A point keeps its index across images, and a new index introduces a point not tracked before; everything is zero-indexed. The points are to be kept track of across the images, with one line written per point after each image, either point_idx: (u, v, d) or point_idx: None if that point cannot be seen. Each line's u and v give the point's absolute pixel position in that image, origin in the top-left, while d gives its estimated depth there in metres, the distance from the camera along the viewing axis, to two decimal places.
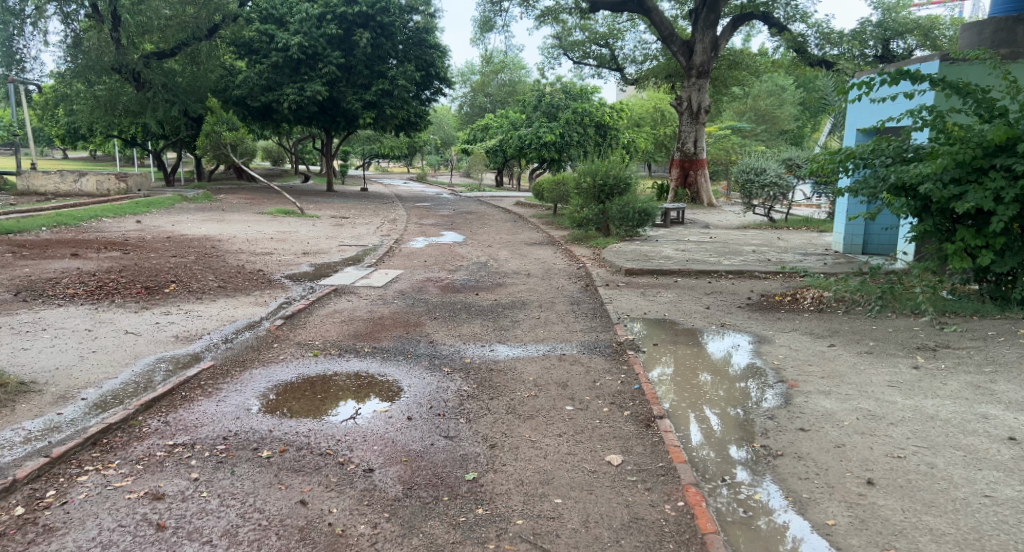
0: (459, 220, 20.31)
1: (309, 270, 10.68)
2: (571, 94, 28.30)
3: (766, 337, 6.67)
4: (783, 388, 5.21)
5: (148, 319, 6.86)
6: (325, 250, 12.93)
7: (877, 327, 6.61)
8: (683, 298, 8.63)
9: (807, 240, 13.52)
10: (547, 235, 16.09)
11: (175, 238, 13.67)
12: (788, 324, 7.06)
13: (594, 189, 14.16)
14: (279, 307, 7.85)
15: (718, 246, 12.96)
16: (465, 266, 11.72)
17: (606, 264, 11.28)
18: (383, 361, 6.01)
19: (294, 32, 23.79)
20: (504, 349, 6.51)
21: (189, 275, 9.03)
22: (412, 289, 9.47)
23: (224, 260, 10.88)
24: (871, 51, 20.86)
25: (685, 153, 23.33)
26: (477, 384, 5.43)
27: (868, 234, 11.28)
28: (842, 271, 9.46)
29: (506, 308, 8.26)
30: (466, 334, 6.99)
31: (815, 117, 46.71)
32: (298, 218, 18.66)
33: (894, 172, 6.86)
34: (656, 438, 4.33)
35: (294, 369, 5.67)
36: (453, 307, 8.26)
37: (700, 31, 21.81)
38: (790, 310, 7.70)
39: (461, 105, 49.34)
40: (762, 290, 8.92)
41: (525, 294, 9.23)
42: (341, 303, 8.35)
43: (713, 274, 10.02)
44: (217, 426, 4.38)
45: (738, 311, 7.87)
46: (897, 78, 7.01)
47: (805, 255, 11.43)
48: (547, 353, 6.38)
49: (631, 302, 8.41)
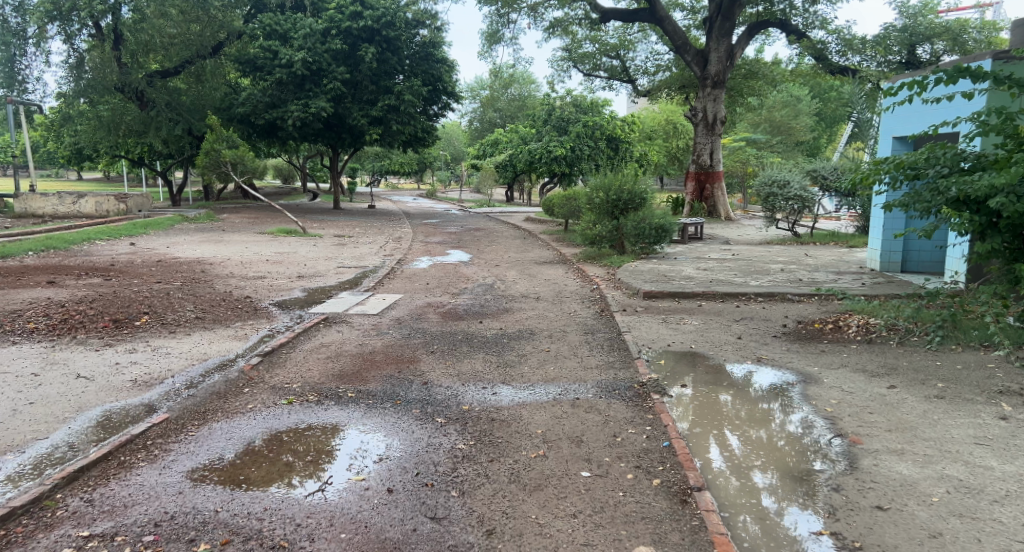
0: (466, 238, 19.57)
1: (302, 295, 9.93)
2: (581, 107, 27.58)
3: (813, 375, 5.76)
4: (845, 445, 4.32)
5: (106, 359, 6.07)
6: (321, 273, 12.17)
7: (942, 363, 5.70)
8: (709, 326, 7.75)
9: (837, 256, 12.60)
10: (557, 253, 15.27)
11: (166, 261, 12.99)
12: (834, 360, 6.17)
13: (607, 205, 13.33)
14: (259, 342, 7.06)
15: (742, 264, 12.10)
16: (470, 289, 10.94)
17: (622, 285, 10.44)
18: (367, 411, 5.14)
19: (297, 48, 23.28)
20: (508, 392, 5.63)
21: (167, 302, 8.24)
22: (410, 316, 8.67)
23: (212, 286, 10.15)
24: (896, 57, 19.77)
25: (700, 166, 22.49)
26: (473, 440, 4.58)
27: (907, 249, 10.39)
28: (885, 293, 8.57)
29: (513, 338, 7.42)
30: (466, 373, 6.15)
31: (831, 128, 45.84)
32: (299, 238, 17.97)
33: (955, 184, 6.00)
34: (697, 522, 3.50)
35: (261, 422, 4.85)
36: (454, 339, 7.43)
37: (715, 40, 21.00)
38: (833, 341, 6.81)
39: (470, 120, 48.78)
40: (799, 315, 8.04)
41: (533, 321, 8.40)
42: (330, 335, 7.56)
43: (740, 296, 9.13)
44: (151, 505, 3.57)
45: (774, 341, 6.99)
46: (955, 76, 6.14)
47: (838, 273, 10.54)
48: (559, 397, 5.50)
49: (652, 331, 7.53)
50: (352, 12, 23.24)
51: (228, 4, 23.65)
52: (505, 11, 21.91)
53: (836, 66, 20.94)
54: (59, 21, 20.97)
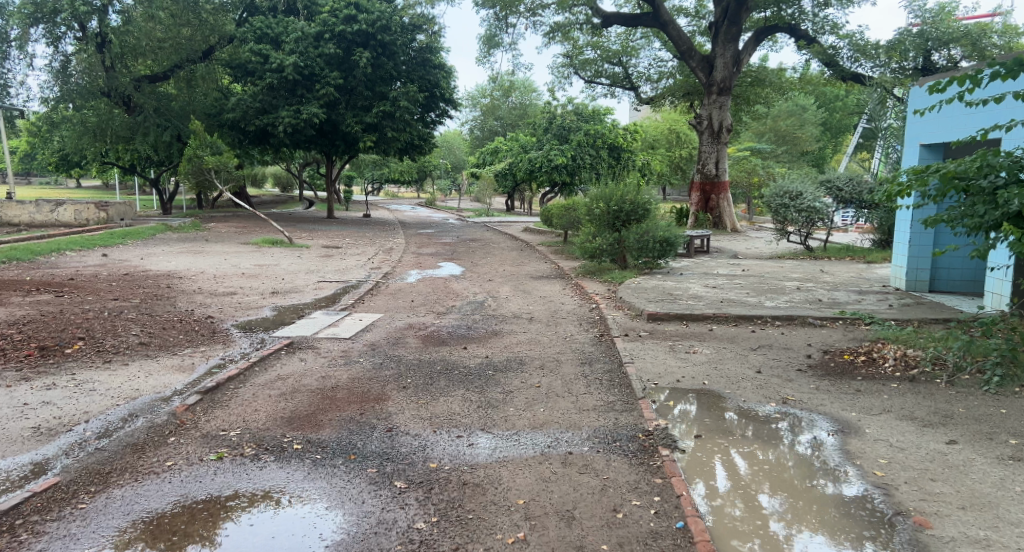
0: (460, 249, 18.63)
1: (271, 315, 9.01)
2: (582, 115, 26.74)
3: (853, 424, 4.84)
4: (909, 531, 3.44)
5: (13, 399, 5.12)
6: (299, 288, 11.25)
7: (1008, 412, 4.77)
8: (724, 356, 6.80)
9: (856, 273, 11.68)
10: (555, 267, 14.30)
11: (133, 274, 12.08)
12: (874, 404, 5.22)
13: (608, 216, 12.38)
14: (205, 374, 6.10)
15: (754, 281, 11.18)
16: (458, 307, 10.02)
17: (623, 304, 9.53)
18: (313, 470, 4.22)
19: (289, 52, 22.52)
20: (485, 443, 4.69)
21: (110, 325, 7.29)
22: (387, 341, 7.74)
23: (173, 305, 9.23)
24: (912, 64, 18.96)
25: (705, 176, 21.61)
26: (437, 516, 3.69)
27: (934, 266, 9.51)
28: (919, 319, 7.65)
29: (498, 371, 6.46)
30: (439, 416, 5.22)
31: (837, 137, 44.92)
32: (284, 250, 17.06)
33: (1017, 197, 5.12)
34: None
35: (176, 485, 3.93)
36: (431, 371, 6.47)
37: (721, 45, 20.22)
38: (869, 377, 5.87)
39: (470, 128, 47.93)
40: (823, 344, 7.12)
41: (524, 347, 7.47)
42: (291, 365, 6.63)
43: (756, 320, 8.19)
44: None
45: (800, 377, 6.03)
46: (1013, 70, 5.15)
47: (862, 293, 9.61)
48: (547, 450, 4.56)
49: (658, 363, 6.58)
50: (346, 16, 22.45)
51: (220, 8, 22.82)
52: (504, 14, 21.08)
53: (848, 72, 20.22)
54: (43, 24, 20.10)
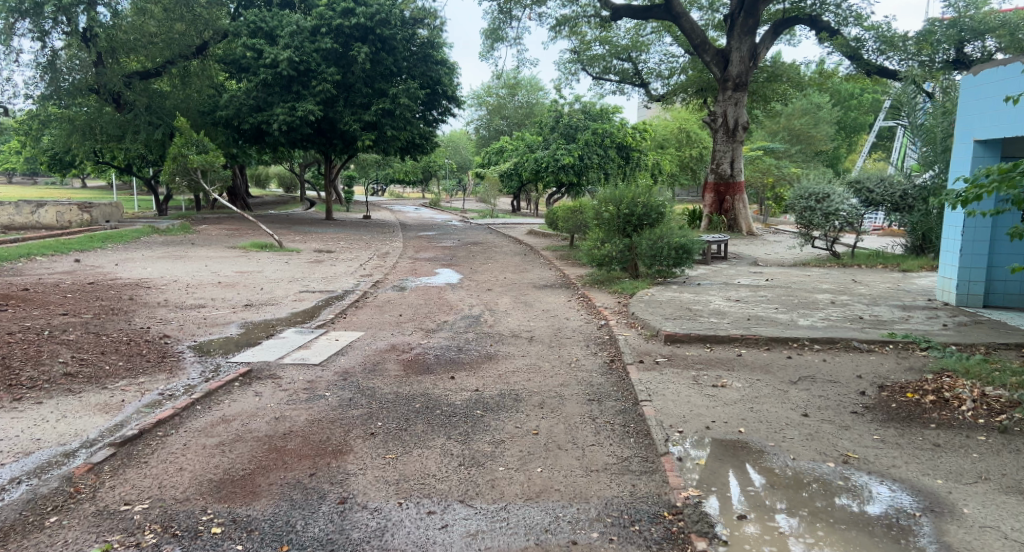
0: (461, 254, 17.54)
1: (237, 333, 7.96)
2: (590, 114, 25.64)
3: (943, 500, 3.72)
4: None
5: None
6: (276, 300, 10.18)
7: None
8: (760, 392, 5.65)
9: (893, 284, 10.54)
10: (560, 275, 13.17)
11: (99, 283, 11.04)
12: (963, 466, 4.09)
13: (618, 219, 11.24)
14: (131, 416, 5.02)
15: (781, 293, 10.03)
16: (451, 323, 8.93)
17: (636, 321, 8.41)
18: None
19: (284, 47, 21.36)
20: (463, 524, 3.60)
21: (34, 350, 6.21)
22: (364, 368, 6.66)
23: (129, 321, 8.20)
24: (942, 56, 17.77)
25: (720, 176, 20.40)
26: None
27: (989, 279, 8.37)
28: (984, 345, 6.55)
29: (487, 411, 5.34)
30: (408, 478, 4.12)
31: (852, 135, 43.61)
32: (272, 254, 16.02)
33: None
34: None
35: None
36: (408, 411, 5.37)
37: (736, 38, 18.96)
38: (945, 424, 4.74)
39: (476, 127, 46.86)
40: (877, 375, 5.96)
41: (523, 376, 6.38)
42: (243, 401, 5.54)
43: (791, 343, 7.03)
44: None
45: (860, 424, 4.88)
46: None
47: (908, 310, 8.45)
48: (544, 539, 3.47)
49: (680, 402, 5.42)
50: (344, 9, 21.35)
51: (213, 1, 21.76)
52: (508, 7, 19.91)
53: (873, 66, 19.05)
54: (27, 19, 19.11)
